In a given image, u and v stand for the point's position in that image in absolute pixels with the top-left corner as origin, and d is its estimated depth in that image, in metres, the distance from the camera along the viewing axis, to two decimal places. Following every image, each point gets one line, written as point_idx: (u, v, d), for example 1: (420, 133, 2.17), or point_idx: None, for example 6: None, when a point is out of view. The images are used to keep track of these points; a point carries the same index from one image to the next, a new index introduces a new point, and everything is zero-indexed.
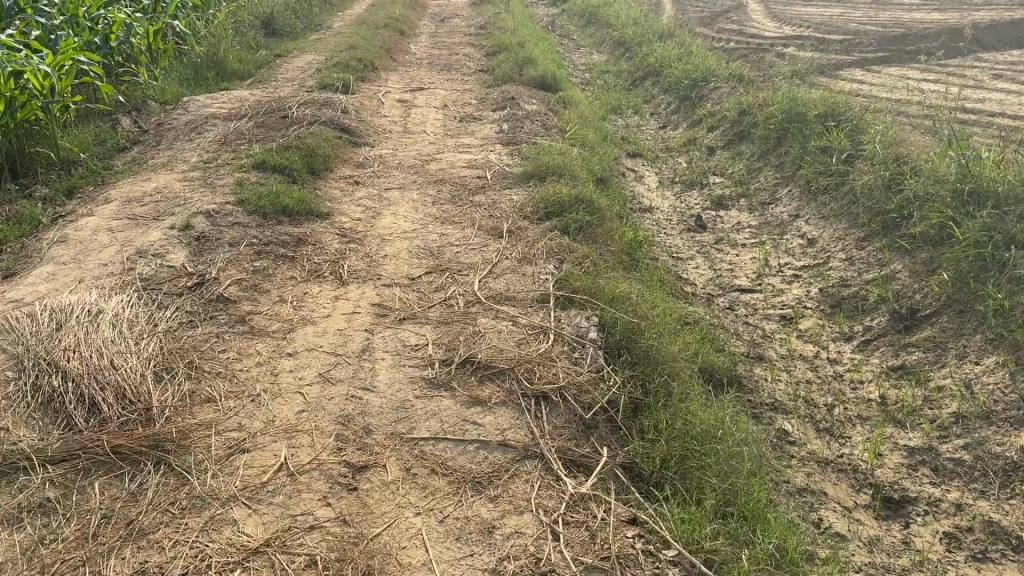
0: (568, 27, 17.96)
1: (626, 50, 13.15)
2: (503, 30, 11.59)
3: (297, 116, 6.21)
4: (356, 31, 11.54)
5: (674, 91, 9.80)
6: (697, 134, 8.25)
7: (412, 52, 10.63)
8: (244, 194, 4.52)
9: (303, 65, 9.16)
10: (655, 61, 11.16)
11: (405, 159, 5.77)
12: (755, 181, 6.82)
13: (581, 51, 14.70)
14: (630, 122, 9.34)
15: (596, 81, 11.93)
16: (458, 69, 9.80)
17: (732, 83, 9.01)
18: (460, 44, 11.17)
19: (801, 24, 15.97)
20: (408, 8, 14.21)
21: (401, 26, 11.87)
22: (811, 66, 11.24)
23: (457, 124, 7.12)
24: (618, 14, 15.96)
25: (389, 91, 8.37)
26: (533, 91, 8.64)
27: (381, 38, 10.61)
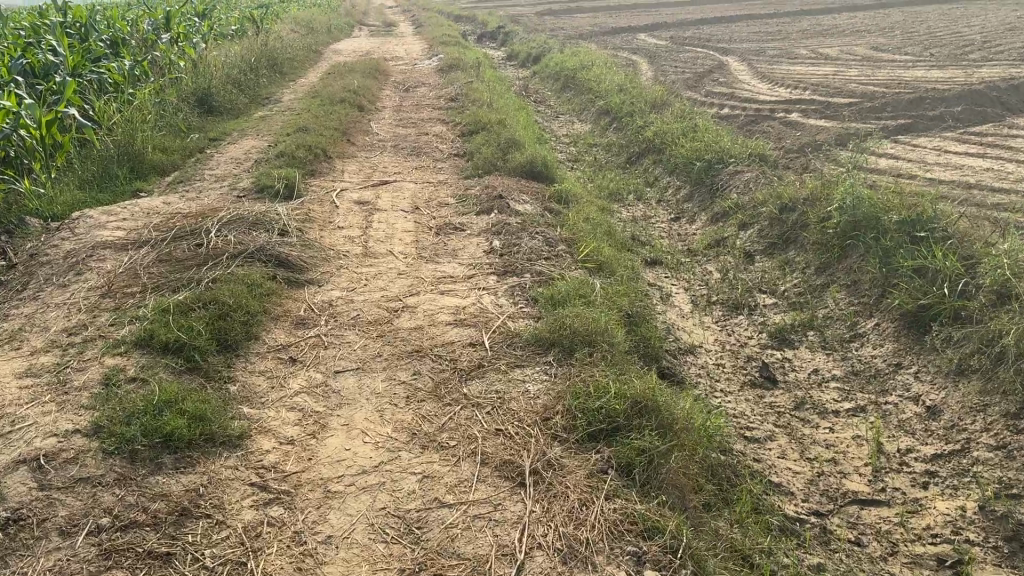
0: (543, 92, 16.65)
1: (615, 121, 11.78)
2: (478, 104, 10.12)
3: (214, 243, 4.59)
4: (308, 107, 10.07)
5: (684, 174, 8.37)
6: (725, 233, 6.78)
7: (373, 132, 9.10)
8: (107, 414, 2.91)
9: (241, 155, 7.56)
10: (654, 135, 9.75)
11: (366, 307, 4.16)
12: (821, 305, 5.33)
13: (562, 121, 13.33)
14: (636, 212, 7.90)
15: (586, 158, 10.50)
16: (429, 153, 8.28)
17: (756, 167, 7.63)
18: (429, 122, 9.66)
19: (796, 84, 14.81)
20: (368, 78, 12.73)
21: (358, 100, 10.36)
22: (829, 138, 9.94)
23: (431, 238, 5.54)
24: (598, 79, 14.67)
25: (346, 187, 6.78)
26: (521, 182, 7.13)
27: (337, 118, 9.07)
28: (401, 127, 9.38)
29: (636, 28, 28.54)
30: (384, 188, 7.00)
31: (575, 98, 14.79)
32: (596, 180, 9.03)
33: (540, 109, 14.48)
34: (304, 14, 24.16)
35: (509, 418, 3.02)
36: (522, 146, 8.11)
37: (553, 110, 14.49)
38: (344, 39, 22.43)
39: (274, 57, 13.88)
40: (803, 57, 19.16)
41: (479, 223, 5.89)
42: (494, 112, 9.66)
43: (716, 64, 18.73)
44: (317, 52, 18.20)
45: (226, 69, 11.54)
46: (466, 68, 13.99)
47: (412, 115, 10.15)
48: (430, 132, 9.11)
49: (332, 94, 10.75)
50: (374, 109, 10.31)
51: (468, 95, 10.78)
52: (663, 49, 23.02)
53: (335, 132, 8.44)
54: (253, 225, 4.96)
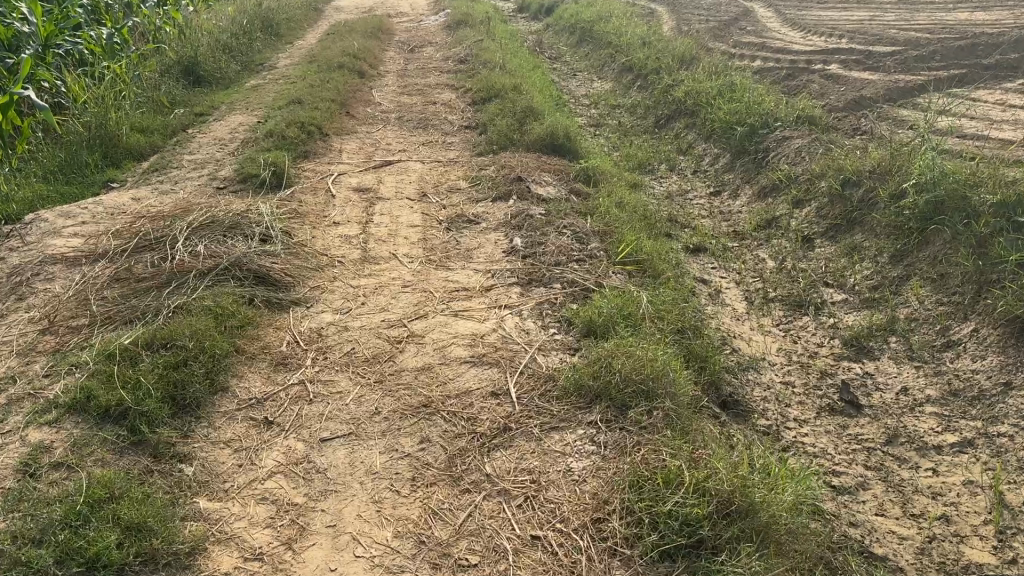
0: (558, 47, 15.62)
1: (641, 79, 10.84)
2: (489, 67, 9.22)
3: (179, 257, 3.82)
4: (305, 74, 9.23)
5: (722, 143, 7.50)
6: (777, 214, 5.95)
7: (376, 101, 8.24)
8: (14, 527, 2.22)
9: (226, 135, 6.75)
10: (684, 96, 8.83)
11: (363, 337, 3.40)
12: (901, 304, 4.51)
13: (581, 81, 12.39)
14: (669, 186, 7.09)
15: (609, 124, 9.61)
16: (438, 126, 7.44)
17: (806, 132, 6.77)
18: (437, 89, 8.79)
19: (831, 31, 13.72)
20: (371, 39, 11.80)
21: (358, 65, 9.47)
22: (878, 93, 8.99)
23: (440, 235, 4.75)
24: (618, 32, 13.64)
25: (344, 173, 5.99)
26: (542, 160, 6.30)
27: (334, 87, 8.21)
28: (406, 96, 8.52)
29: None
30: (386, 171, 6.18)
31: (594, 55, 13.81)
32: (623, 151, 8.18)
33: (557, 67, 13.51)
34: None
35: (550, 522, 2.43)
36: (541, 116, 7.25)
37: (570, 69, 13.53)
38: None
39: (270, 19, 12.94)
40: (834, 1, 17.93)
41: (496, 214, 5.10)
42: (509, 75, 8.77)
43: (741, 11, 17.57)
44: (317, 12, 17.19)
45: (216, 35, 10.65)
46: (477, 25, 13.01)
47: (418, 80, 9.26)
48: (438, 101, 8.24)
49: (330, 59, 9.86)
50: (376, 75, 9.42)
51: (479, 55, 9.86)
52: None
53: (331, 105, 7.59)
54: (229, 230, 4.18)
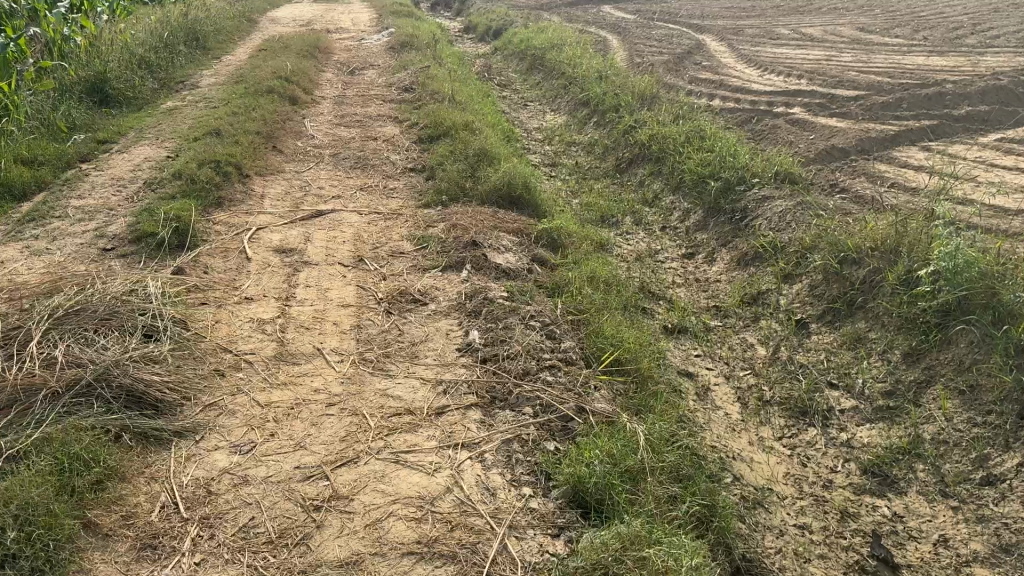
0: (508, 74, 14.89)
1: (600, 117, 10.16)
2: (437, 99, 8.40)
3: (26, 367, 2.85)
4: (229, 97, 8.26)
5: (695, 198, 6.84)
6: (763, 288, 5.28)
7: (309, 134, 7.33)
8: None
9: (127, 172, 5.76)
10: (649, 141, 8.17)
11: (268, 499, 2.53)
12: (925, 419, 3.82)
13: (533, 115, 11.67)
14: (636, 245, 6.39)
15: (566, 167, 8.89)
16: (378, 167, 6.58)
17: (788, 192, 6.15)
18: (377, 121, 7.91)
19: (789, 70, 13.33)
20: (306, 59, 10.83)
21: (290, 89, 8.52)
22: (851, 143, 8.48)
23: (378, 319, 3.89)
24: (572, 63, 13.00)
25: (266, 227, 5.07)
26: (497, 216, 5.49)
27: (260, 116, 7.25)
28: (343, 128, 7.62)
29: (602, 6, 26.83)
30: (315, 224, 5.29)
31: (546, 87, 13.13)
32: (584, 202, 7.45)
33: (507, 98, 12.78)
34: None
35: None
36: (496, 162, 6.46)
37: (521, 100, 12.81)
38: (284, 9, 20.22)
39: (196, 31, 11.88)
40: (786, 38, 17.70)
41: (446, 289, 4.27)
42: (459, 111, 7.97)
43: (694, 44, 17.19)
44: (251, 25, 16.10)
45: (130, 48, 9.54)
46: (423, 48, 12.18)
47: (357, 110, 8.37)
48: (379, 136, 7.36)
49: (259, 81, 8.89)
50: (310, 102, 8.49)
51: (425, 84, 9.03)
52: (633, 24, 21.35)
53: (256, 138, 6.65)
54: (102, 321, 3.23)
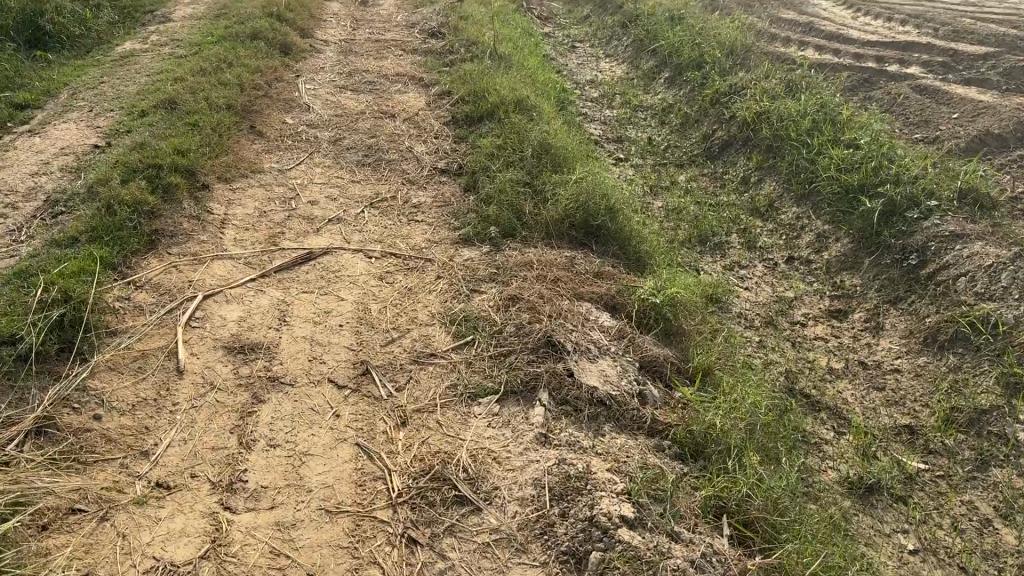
0: (548, 3, 12.66)
1: (674, 74, 8.12)
2: (471, 56, 6.42)
3: None
4: (201, 41, 6.30)
5: (835, 219, 4.96)
6: (982, 404, 3.44)
7: (303, 104, 5.40)
8: None
9: (26, 174, 3.90)
10: (752, 119, 6.19)
11: None
12: None
13: (584, 64, 9.60)
14: (756, 291, 4.57)
15: (637, 145, 6.94)
16: (396, 165, 4.69)
17: (985, 233, 4.27)
18: (395, 85, 5.95)
19: (890, 12, 11.12)
20: None
21: (279, 30, 6.49)
22: (1012, 127, 6.43)
23: (394, 551, 2.19)
24: None
25: (220, 289, 3.26)
26: (575, 269, 3.64)
27: (234, 75, 5.31)
28: (349, 97, 5.68)
29: None
30: (299, 279, 3.47)
31: (596, 26, 10.99)
32: (671, 209, 5.57)
33: (551, 40, 10.64)
34: None
35: None
36: (563, 169, 4.57)
37: (566, 41, 10.67)
38: None
39: None
40: None
41: (513, 460, 2.48)
42: (504, 75, 5.99)
43: None
44: None
45: None
46: None
47: (369, 64, 6.38)
48: (395, 110, 5.42)
49: (241, 20, 6.85)
50: (308, 49, 6.49)
51: (458, 30, 6.99)
52: None
53: (223, 114, 4.73)
54: None
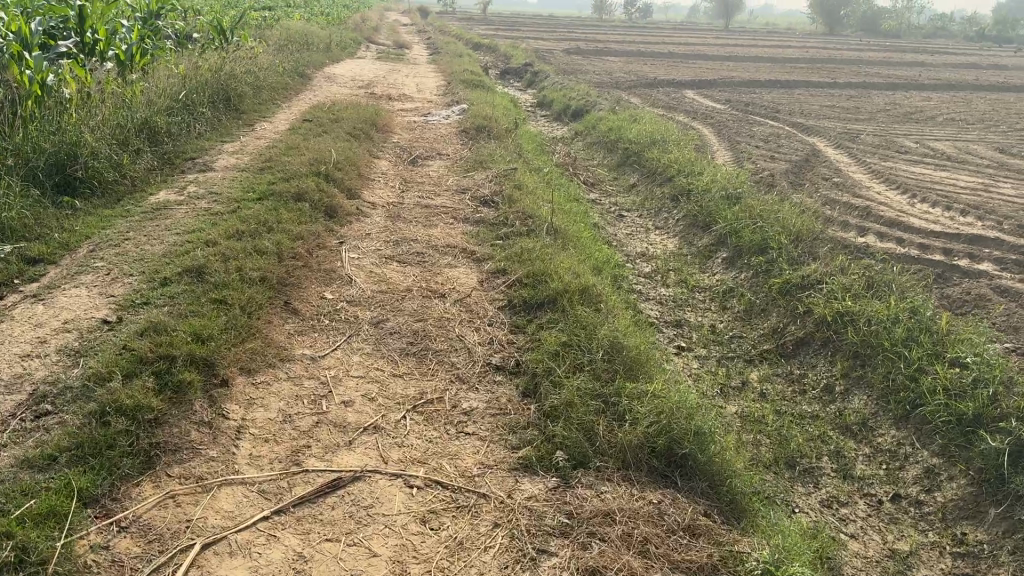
0: (594, 168, 12.56)
1: (734, 254, 7.67)
2: (527, 230, 6.00)
3: None
4: (241, 199, 5.95)
5: (947, 452, 4.28)
6: None
7: (345, 274, 4.92)
8: None
9: (19, 355, 3.36)
10: (832, 318, 5.64)
11: None
12: None
13: (634, 235, 9.23)
14: (864, 544, 3.86)
15: (699, 332, 6.38)
16: (445, 356, 4.11)
17: None
18: (445, 257, 5.49)
19: (948, 202, 10.80)
20: (353, 141, 8.56)
21: (325, 191, 6.15)
22: None
23: None
24: (681, 168, 10.59)
25: (223, 536, 2.62)
26: (670, 526, 2.90)
27: (272, 242, 4.87)
28: (395, 268, 5.21)
29: (685, 93, 24.82)
30: (322, 519, 2.79)
31: (645, 196, 10.74)
32: (747, 417, 4.92)
33: (598, 207, 10.35)
34: (301, 39, 20.10)
35: None
36: (637, 376, 3.97)
37: (614, 209, 10.39)
38: (342, 71, 18.27)
39: (223, 93, 9.89)
40: (917, 153, 15.23)
41: None
42: (564, 255, 5.52)
43: (810, 150, 14.79)
44: (299, 87, 14.04)
45: (127, 111, 7.30)
46: (501, 138, 9.89)
47: (417, 231, 5.97)
48: (444, 287, 4.91)
49: (286, 176, 6.54)
50: (354, 212, 6.11)
51: (512, 200, 6.64)
52: (729, 117, 19.02)
53: (256, 287, 4.24)
54: None
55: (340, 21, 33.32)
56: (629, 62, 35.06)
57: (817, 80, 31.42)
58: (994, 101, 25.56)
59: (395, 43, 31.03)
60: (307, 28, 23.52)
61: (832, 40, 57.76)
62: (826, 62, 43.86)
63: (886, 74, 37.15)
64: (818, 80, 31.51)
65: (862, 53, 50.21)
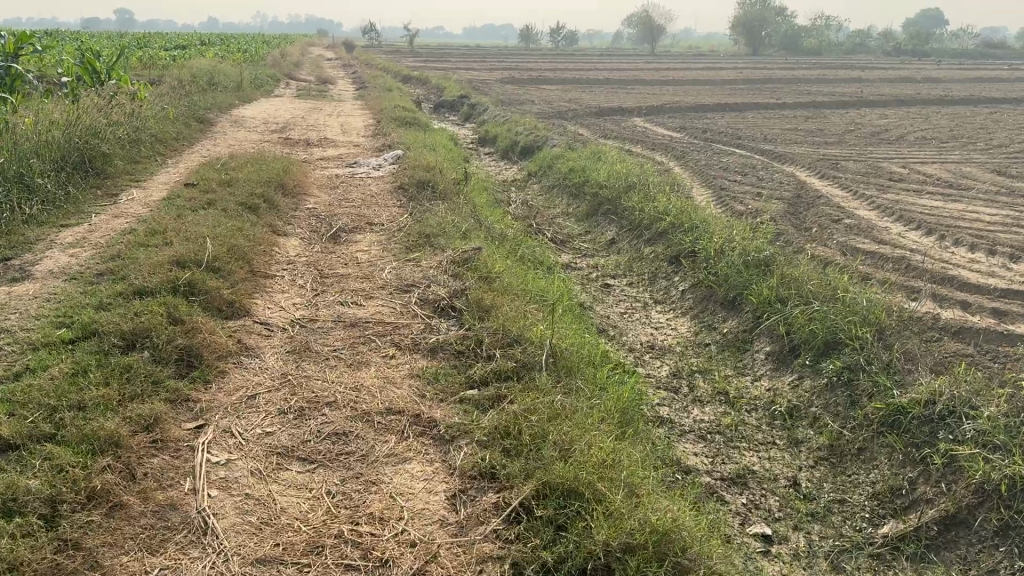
0: (559, 219, 10.45)
1: (785, 350, 5.60)
2: (516, 366, 3.82)
3: None
4: (40, 346, 3.62)
5: None
6: None
7: (195, 514, 2.65)
8: None
9: None
10: (1008, 493, 3.70)
11: None
12: None
13: (630, 315, 7.09)
14: None
15: (774, 494, 4.28)
16: None
17: None
18: (384, 433, 3.24)
19: (988, 245, 9.04)
20: (249, 217, 6.24)
21: (183, 321, 3.84)
22: None
23: None
24: (674, 216, 8.50)
25: None
26: None
27: (47, 472, 2.55)
28: (293, 473, 2.94)
29: (633, 121, 23.10)
30: None
31: (630, 255, 8.65)
32: None
33: (576, 275, 8.19)
34: (205, 79, 17.64)
35: None
36: None
37: (595, 276, 8.23)
38: (252, 114, 15.77)
39: (76, 155, 7.49)
40: (910, 180, 13.62)
41: None
42: (585, 426, 3.36)
43: (796, 183, 13.00)
44: (196, 137, 11.62)
45: None
46: (449, 196, 7.69)
47: (337, 378, 3.70)
48: (383, 527, 2.69)
49: (128, 290, 4.21)
50: (236, 352, 3.84)
51: (486, 308, 4.45)
52: (692, 146, 17.17)
53: None
54: None
55: (257, 58, 30.69)
56: (568, 91, 33.18)
57: (765, 101, 30.03)
58: (952, 116, 24.41)
59: (319, 79, 28.62)
60: (213, 66, 20.93)
61: (764, 59, 57.37)
62: (762, 81, 43.12)
63: (829, 92, 36.05)
64: (766, 101, 30.13)
65: (797, 71, 49.63)
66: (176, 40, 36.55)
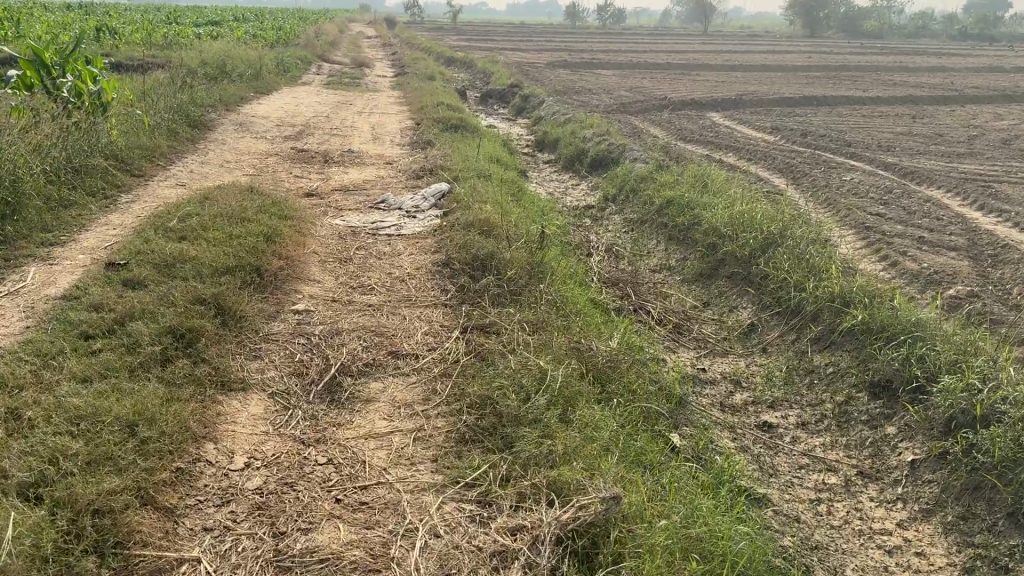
0: (662, 280, 7.58)
1: None
2: None
3: None
4: None
5: None
6: None
7: None
8: None
9: None
10: None
11: None
12: None
13: (831, 515, 4.24)
14: None
15: None
16: None
17: None
18: None
19: None
20: (178, 364, 3.48)
21: None
22: None
23: None
24: (860, 312, 5.58)
25: None
26: None
27: None
28: None
29: (711, 117, 20.00)
30: None
31: (787, 365, 5.76)
32: None
33: (713, 400, 5.33)
34: (218, 68, 14.96)
35: None
36: None
37: (743, 402, 5.35)
38: (266, 112, 13.00)
39: None
40: None
41: None
42: None
43: (958, 221, 9.98)
44: (181, 155, 8.92)
45: None
46: (527, 292, 4.86)
47: None
48: None
49: None
50: None
51: None
52: (796, 157, 14.13)
53: None
54: None
55: (287, 38, 27.75)
56: (626, 78, 29.92)
57: (852, 94, 26.40)
58: None
59: (352, 63, 25.68)
60: (233, 49, 18.16)
61: (832, 41, 53.30)
62: (834, 69, 39.47)
63: (918, 83, 32.27)
64: (852, 93, 26.53)
65: (870, 57, 45.46)
66: (206, 16, 33.97)
